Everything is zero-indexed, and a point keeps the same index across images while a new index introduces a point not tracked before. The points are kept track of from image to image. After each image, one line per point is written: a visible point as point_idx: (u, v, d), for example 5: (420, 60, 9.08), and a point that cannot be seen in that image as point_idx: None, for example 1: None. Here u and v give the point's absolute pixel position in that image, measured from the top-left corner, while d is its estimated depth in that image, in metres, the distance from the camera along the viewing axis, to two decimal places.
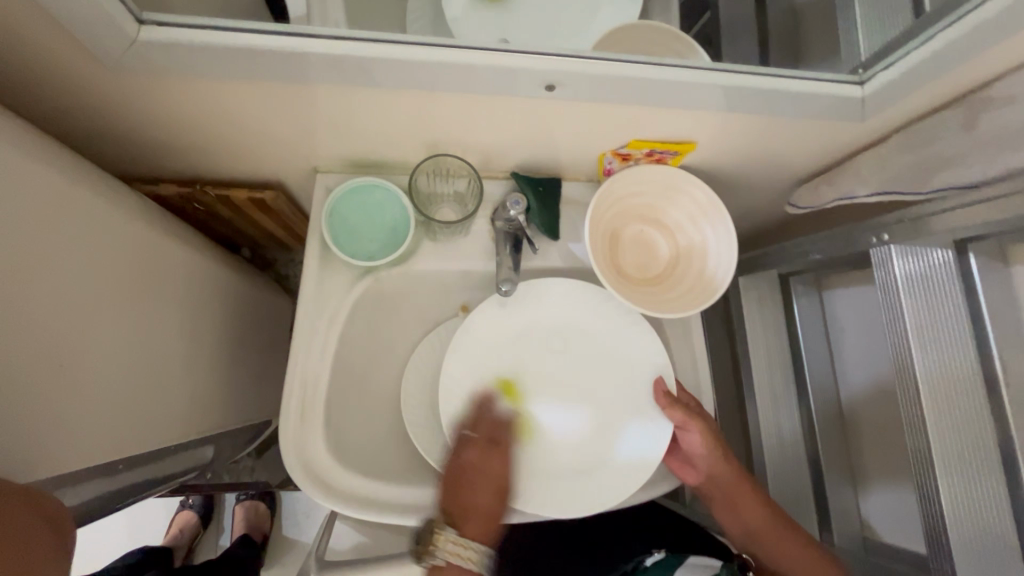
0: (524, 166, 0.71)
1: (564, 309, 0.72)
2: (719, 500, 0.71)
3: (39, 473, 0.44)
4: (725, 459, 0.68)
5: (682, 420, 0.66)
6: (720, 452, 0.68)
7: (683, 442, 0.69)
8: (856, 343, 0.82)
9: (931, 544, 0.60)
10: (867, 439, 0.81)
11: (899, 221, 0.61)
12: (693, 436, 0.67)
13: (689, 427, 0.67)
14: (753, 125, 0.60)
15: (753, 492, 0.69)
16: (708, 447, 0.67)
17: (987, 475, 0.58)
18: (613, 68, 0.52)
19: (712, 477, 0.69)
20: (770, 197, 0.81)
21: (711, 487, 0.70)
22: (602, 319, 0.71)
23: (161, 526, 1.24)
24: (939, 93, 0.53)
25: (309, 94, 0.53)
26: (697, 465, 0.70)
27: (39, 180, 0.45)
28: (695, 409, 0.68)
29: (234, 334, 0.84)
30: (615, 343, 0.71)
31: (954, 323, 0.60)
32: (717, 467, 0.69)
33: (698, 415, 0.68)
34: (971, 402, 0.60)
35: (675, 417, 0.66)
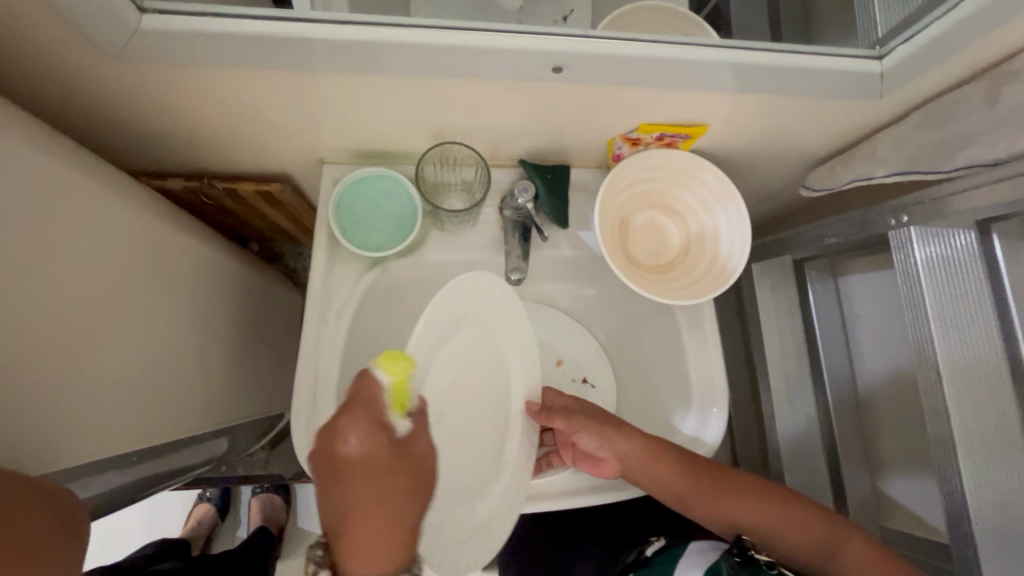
0: (531, 154, 0.70)
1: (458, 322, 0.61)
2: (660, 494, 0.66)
3: (55, 464, 0.45)
4: (623, 441, 0.65)
5: (563, 424, 0.64)
6: (615, 434, 0.65)
7: (581, 445, 0.66)
8: (873, 329, 0.81)
9: (954, 532, 0.58)
10: (885, 428, 0.80)
11: (920, 202, 0.60)
12: (583, 435, 0.65)
13: (572, 428, 0.65)
14: (766, 105, 0.59)
15: (673, 466, 0.66)
16: (603, 440, 0.65)
17: (1014, 463, 0.57)
18: (622, 47, 0.51)
19: (623, 465, 0.65)
20: (783, 180, 0.79)
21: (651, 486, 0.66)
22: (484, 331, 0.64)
23: (178, 518, 1.26)
24: (961, 66, 0.51)
25: (313, 82, 0.52)
26: (606, 459, 0.66)
27: (46, 173, 0.45)
28: (573, 406, 0.67)
29: (245, 327, 0.85)
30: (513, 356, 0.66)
31: (979, 308, 0.59)
32: (620, 448, 0.65)
33: (575, 409, 0.67)
34: (996, 389, 0.58)
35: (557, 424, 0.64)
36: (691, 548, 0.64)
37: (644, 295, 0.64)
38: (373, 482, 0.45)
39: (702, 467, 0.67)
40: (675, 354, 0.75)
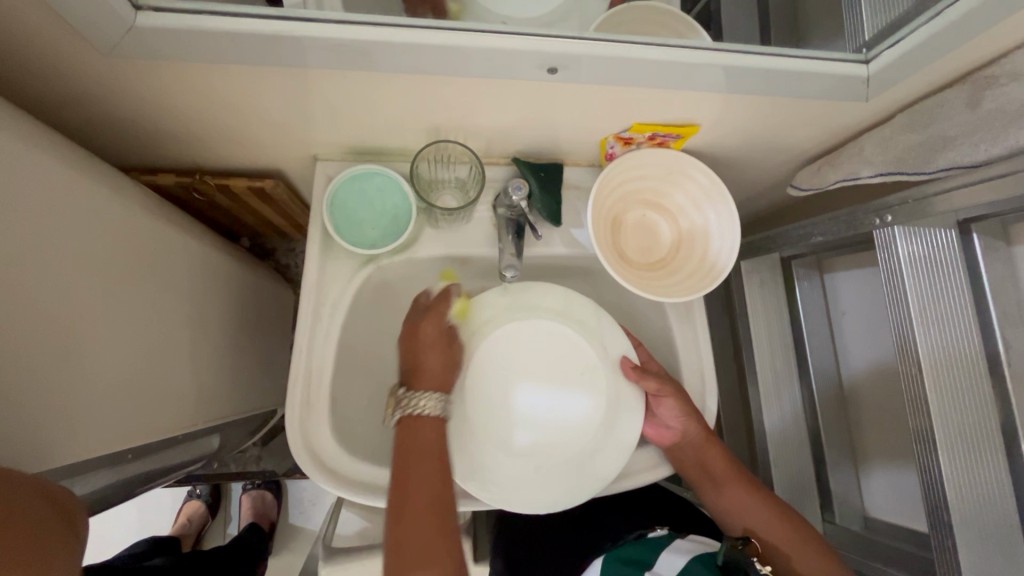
0: (525, 152, 0.71)
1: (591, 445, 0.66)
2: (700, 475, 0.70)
3: (49, 463, 0.45)
4: (697, 420, 0.69)
5: (657, 387, 0.67)
6: (694, 413, 0.69)
7: (658, 410, 0.70)
8: (859, 326, 0.82)
9: (933, 522, 0.60)
10: (868, 422, 0.82)
11: (904, 201, 0.61)
12: (670, 403, 0.68)
13: (664, 394, 0.68)
14: (756, 107, 0.60)
15: (719, 451, 0.70)
16: (686, 415, 0.69)
17: (990, 457, 0.59)
18: (615, 48, 0.51)
19: (684, 437, 0.70)
20: (772, 180, 0.81)
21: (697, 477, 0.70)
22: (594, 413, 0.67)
23: (168, 516, 1.25)
24: (943, 71, 0.53)
25: (308, 80, 0.52)
26: (670, 424, 0.70)
27: (38, 170, 0.45)
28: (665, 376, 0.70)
29: (237, 325, 0.84)
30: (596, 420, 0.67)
31: (965, 313, 0.60)
32: (689, 425, 0.69)
33: (674, 385, 0.69)
34: (975, 387, 0.59)
35: (648, 387, 0.67)
36: (677, 540, 0.65)
37: (636, 291, 0.65)
38: (430, 337, 0.63)
39: (750, 481, 0.70)
40: (667, 351, 0.76)
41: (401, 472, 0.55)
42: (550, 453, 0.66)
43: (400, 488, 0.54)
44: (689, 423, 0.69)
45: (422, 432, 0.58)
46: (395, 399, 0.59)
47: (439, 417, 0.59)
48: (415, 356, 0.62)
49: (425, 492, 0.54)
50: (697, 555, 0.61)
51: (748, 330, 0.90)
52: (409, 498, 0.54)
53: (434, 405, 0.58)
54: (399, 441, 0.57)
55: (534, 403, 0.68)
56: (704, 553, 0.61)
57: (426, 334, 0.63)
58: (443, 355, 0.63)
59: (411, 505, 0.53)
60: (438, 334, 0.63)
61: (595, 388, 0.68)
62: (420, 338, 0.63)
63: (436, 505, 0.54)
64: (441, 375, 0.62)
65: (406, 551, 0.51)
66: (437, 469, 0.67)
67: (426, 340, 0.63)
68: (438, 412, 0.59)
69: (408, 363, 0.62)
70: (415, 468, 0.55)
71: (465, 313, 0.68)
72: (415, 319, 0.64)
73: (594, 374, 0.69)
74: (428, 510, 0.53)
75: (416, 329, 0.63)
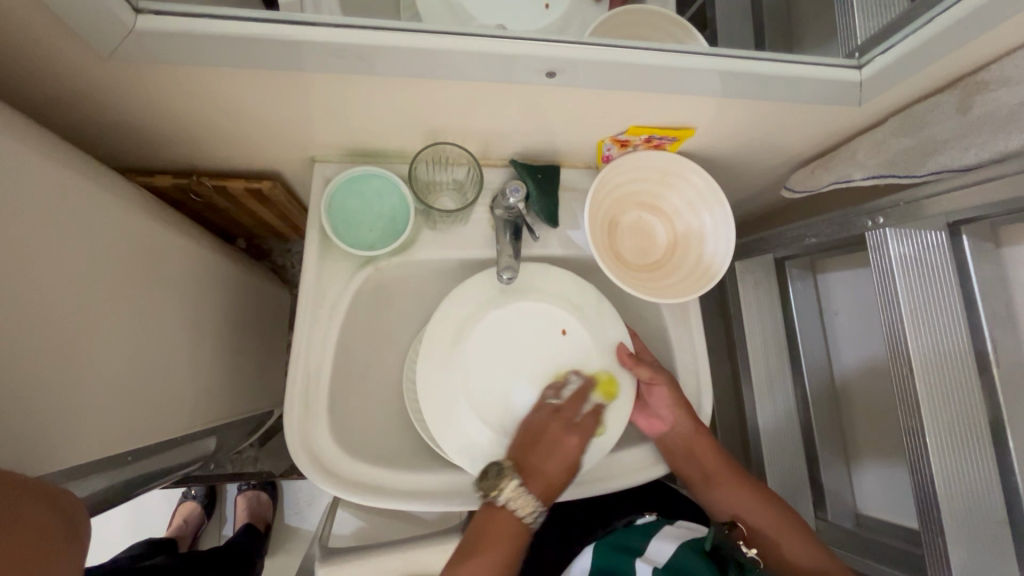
0: (522, 154, 0.72)
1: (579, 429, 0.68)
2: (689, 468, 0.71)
3: (49, 466, 0.45)
4: (690, 414, 0.70)
5: (651, 375, 0.69)
6: (686, 406, 0.70)
7: (650, 397, 0.72)
8: (852, 326, 0.84)
9: (924, 518, 0.61)
10: (860, 420, 0.83)
11: (895, 204, 0.63)
12: (661, 390, 0.70)
13: (657, 382, 0.70)
14: (750, 110, 0.61)
15: (711, 446, 0.71)
16: (677, 404, 0.70)
17: (978, 454, 0.60)
18: (613, 53, 0.52)
19: (675, 429, 0.71)
20: (766, 181, 0.82)
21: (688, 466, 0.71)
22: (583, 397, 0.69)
23: (163, 517, 1.25)
24: (934, 76, 0.54)
25: (307, 83, 0.52)
26: (662, 414, 0.72)
27: (36, 172, 0.45)
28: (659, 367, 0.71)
29: (234, 326, 0.84)
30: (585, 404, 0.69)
31: (950, 307, 0.61)
32: (681, 417, 0.70)
33: (667, 375, 0.71)
34: (965, 384, 0.61)
35: (642, 375, 0.69)
36: (667, 527, 0.67)
37: (632, 292, 0.66)
38: (552, 439, 0.65)
39: (737, 468, 0.72)
40: (663, 351, 0.77)
41: (477, 541, 0.60)
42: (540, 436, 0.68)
43: (473, 558, 0.59)
44: (680, 411, 0.70)
45: (506, 521, 0.61)
46: (503, 479, 0.62)
47: (523, 521, 0.61)
48: (524, 456, 0.64)
49: (491, 554, 0.59)
50: (684, 541, 0.63)
51: (742, 330, 0.91)
52: (471, 571, 0.58)
53: (516, 496, 0.61)
54: (487, 520, 0.61)
55: (528, 385, 0.70)
56: (691, 539, 0.63)
57: (563, 445, 0.65)
58: (552, 450, 0.64)
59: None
60: (581, 421, 0.66)
61: (588, 373, 0.70)
62: (537, 436, 0.65)
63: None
64: (554, 486, 0.63)
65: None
66: (436, 468, 0.68)
67: (552, 445, 0.65)
68: (529, 522, 0.62)
69: (519, 451, 0.64)
70: (490, 547, 0.60)
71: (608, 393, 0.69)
72: (554, 413, 0.67)
73: (589, 359, 0.71)
74: (499, 574, 0.59)
75: (546, 428, 0.66)
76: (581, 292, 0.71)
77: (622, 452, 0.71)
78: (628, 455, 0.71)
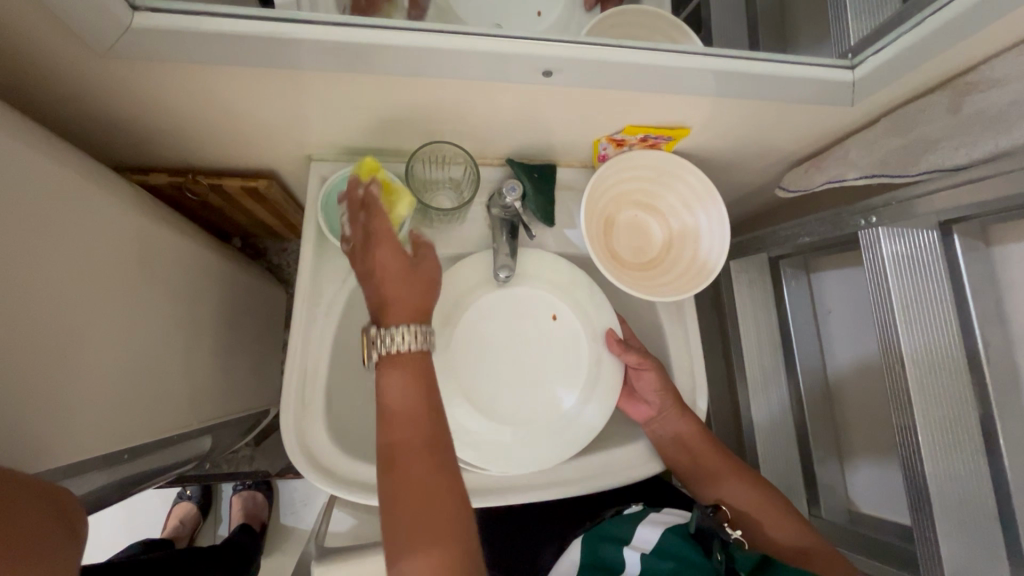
0: (518, 153, 0.72)
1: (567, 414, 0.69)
2: (684, 459, 0.70)
3: (45, 464, 0.45)
4: (678, 403, 0.71)
5: (639, 360, 0.69)
6: (674, 395, 0.71)
7: (638, 382, 0.72)
8: (845, 324, 0.84)
9: (915, 514, 0.62)
10: (853, 417, 0.84)
11: (888, 203, 0.63)
12: (649, 375, 0.70)
13: (644, 366, 0.70)
14: (746, 110, 0.61)
15: (705, 438, 0.71)
16: (665, 390, 0.71)
17: (968, 449, 0.61)
18: (609, 53, 0.52)
19: (665, 416, 0.71)
20: (760, 181, 0.82)
21: (676, 453, 0.71)
22: (572, 383, 0.70)
23: (158, 517, 1.24)
24: (925, 77, 0.54)
25: (304, 81, 0.52)
26: (651, 402, 0.72)
27: (33, 170, 0.45)
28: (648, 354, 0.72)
29: (229, 324, 0.84)
30: (573, 390, 0.70)
31: (941, 299, 0.62)
32: (670, 405, 0.71)
33: (655, 360, 0.71)
34: (956, 382, 0.62)
35: (630, 360, 0.69)
36: (653, 513, 0.66)
37: (627, 289, 0.66)
38: (375, 272, 0.53)
39: (723, 451, 0.72)
40: (658, 349, 0.77)
41: (393, 443, 0.48)
42: (533, 419, 0.68)
43: (397, 462, 0.47)
44: (666, 396, 0.71)
45: (392, 389, 0.50)
46: (368, 340, 0.51)
47: (424, 350, 0.51)
48: (379, 289, 0.53)
49: (420, 459, 0.47)
50: (671, 526, 0.62)
51: (737, 328, 0.92)
52: (404, 471, 0.47)
53: (411, 342, 0.50)
54: (381, 390, 0.50)
55: (517, 371, 0.71)
56: (679, 524, 0.62)
57: (382, 260, 0.53)
58: (392, 280, 0.53)
59: (418, 492, 0.46)
60: (380, 227, 0.55)
61: (580, 358, 0.71)
62: (371, 262, 0.53)
63: (444, 493, 0.47)
64: (411, 303, 0.52)
65: (407, 532, 0.45)
66: None
67: (383, 267, 0.53)
68: (420, 346, 0.51)
69: (369, 284, 0.53)
70: (405, 430, 0.48)
71: (384, 186, 0.60)
72: (365, 242, 0.55)
73: (580, 345, 0.72)
74: (427, 457, 0.48)
75: (356, 255, 0.55)
76: (572, 276, 0.72)
77: (619, 450, 0.71)
78: (625, 451, 0.71)
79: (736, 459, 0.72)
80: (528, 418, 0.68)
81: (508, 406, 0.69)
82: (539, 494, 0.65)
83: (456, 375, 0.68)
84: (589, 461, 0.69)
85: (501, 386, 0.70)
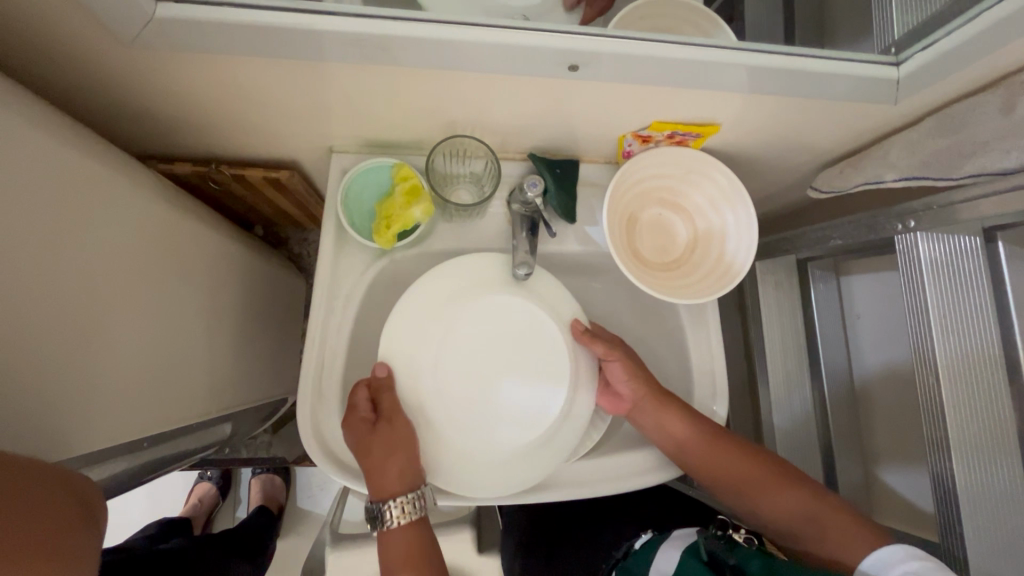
0: (541, 147, 0.70)
1: (535, 417, 0.65)
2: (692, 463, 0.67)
3: (68, 447, 0.46)
4: (656, 396, 0.67)
5: (604, 351, 0.66)
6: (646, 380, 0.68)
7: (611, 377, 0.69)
8: (876, 328, 0.81)
9: (943, 531, 0.60)
10: (880, 428, 0.81)
11: (928, 208, 0.61)
12: (616, 366, 0.67)
13: (611, 358, 0.67)
14: (781, 107, 0.59)
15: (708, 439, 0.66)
16: (637, 380, 0.68)
17: (1004, 458, 0.58)
18: (637, 47, 0.50)
19: (647, 410, 0.68)
20: (792, 180, 0.79)
21: (678, 454, 0.67)
22: (537, 382, 0.66)
23: (181, 496, 1.28)
24: (976, 74, 0.51)
25: (328, 73, 0.52)
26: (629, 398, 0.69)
27: (60, 158, 0.46)
28: (615, 342, 0.69)
29: (250, 313, 0.85)
30: (540, 387, 0.66)
31: (978, 304, 0.59)
32: (645, 398, 0.68)
33: (622, 349, 0.69)
34: (992, 391, 0.58)
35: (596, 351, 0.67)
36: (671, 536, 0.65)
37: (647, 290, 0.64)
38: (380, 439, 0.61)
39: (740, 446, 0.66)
40: (678, 351, 0.76)
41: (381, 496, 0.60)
42: (494, 423, 0.65)
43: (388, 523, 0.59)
44: (642, 390, 0.68)
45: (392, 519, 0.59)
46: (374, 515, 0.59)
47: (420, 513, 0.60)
48: (371, 470, 0.60)
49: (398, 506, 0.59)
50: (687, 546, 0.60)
51: (761, 332, 0.89)
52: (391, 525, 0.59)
53: (412, 509, 0.59)
54: (382, 544, 0.59)
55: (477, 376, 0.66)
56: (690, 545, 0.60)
57: (384, 437, 0.61)
58: (391, 446, 0.61)
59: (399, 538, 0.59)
60: (385, 404, 0.62)
61: (552, 355, 0.67)
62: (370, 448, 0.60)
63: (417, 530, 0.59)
64: (401, 471, 0.60)
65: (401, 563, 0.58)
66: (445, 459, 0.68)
67: (386, 441, 0.60)
68: (415, 515, 0.60)
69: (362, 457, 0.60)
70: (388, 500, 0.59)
71: (408, 179, 0.66)
72: (361, 416, 0.61)
73: (555, 340, 0.67)
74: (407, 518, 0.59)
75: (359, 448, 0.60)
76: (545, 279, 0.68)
77: (631, 454, 0.70)
78: (642, 453, 0.70)
79: (755, 453, 0.65)
80: (489, 423, 0.64)
81: (470, 412, 0.65)
82: (550, 494, 0.65)
83: (419, 371, 0.65)
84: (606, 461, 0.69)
85: (467, 393, 0.65)
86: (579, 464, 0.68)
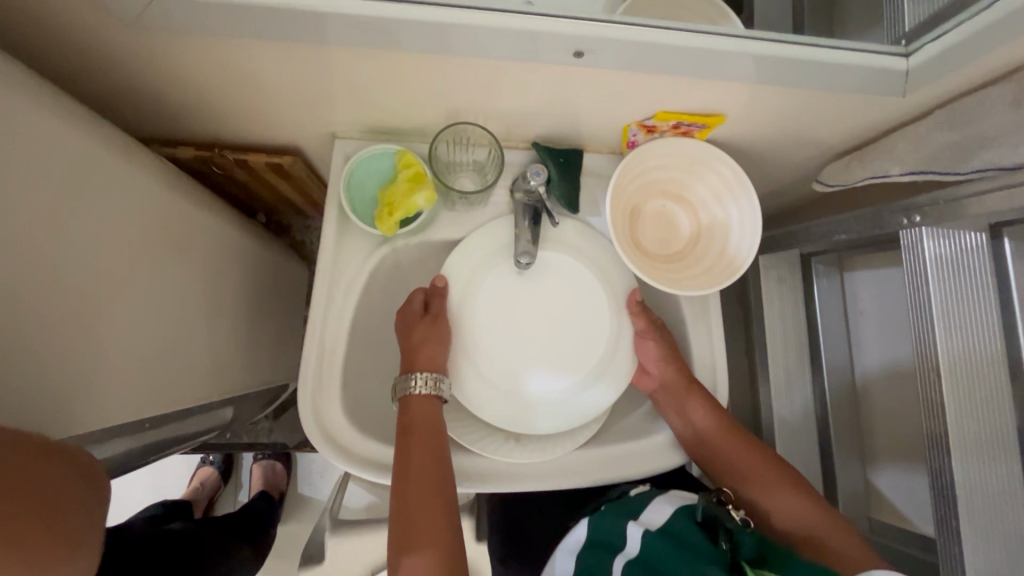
0: (545, 137, 0.70)
1: (572, 386, 0.69)
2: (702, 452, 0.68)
3: (68, 427, 0.47)
4: (681, 381, 0.69)
5: (645, 327, 0.70)
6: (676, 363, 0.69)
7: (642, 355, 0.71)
8: (877, 325, 0.81)
9: (941, 527, 0.60)
10: (880, 424, 0.81)
11: (934, 202, 0.59)
12: (650, 345, 0.70)
13: (649, 335, 0.70)
14: (787, 99, 0.58)
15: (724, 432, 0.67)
16: (667, 363, 0.69)
17: (1004, 453, 0.58)
18: (642, 34, 0.50)
19: (669, 392, 0.70)
20: (798, 174, 0.79)
21: (691, 441, 0.69)
22: (578, 355, 0.70)
23: (182, 480, 1.29)
24: (987, 67, 0.50)
25: (330, 57, 0.51)
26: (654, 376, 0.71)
27: (62, 138, 0.45)
28: (658, 324, 0.71)
29: (252, 299, 0.85)
30: (581, 361, 0.70)
31: (983, 302, 0.59)
32: (671, 380, 0.69)
33: (659, 329, 0.71)
34: (994, 389, 0.59)
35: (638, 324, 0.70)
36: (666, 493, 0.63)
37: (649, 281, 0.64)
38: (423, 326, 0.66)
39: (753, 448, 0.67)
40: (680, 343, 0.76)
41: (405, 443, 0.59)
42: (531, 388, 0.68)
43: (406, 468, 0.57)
44: (669, 373, 0.69)
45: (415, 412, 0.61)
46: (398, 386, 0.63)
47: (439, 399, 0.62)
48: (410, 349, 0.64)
49: (421, 455, 0.58)
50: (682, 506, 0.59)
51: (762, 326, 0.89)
52: (411, 473, 0.57)
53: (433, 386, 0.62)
54: (404, 433, 0.60)
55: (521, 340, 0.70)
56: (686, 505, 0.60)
57: (428, 325, 0.66)
58: (433, 334, 0.65)
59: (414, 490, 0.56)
60: (435, 302, 0.68)
61: (595, 333, 0.71)
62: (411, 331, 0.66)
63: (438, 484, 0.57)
64: (435, 358, 0.64)
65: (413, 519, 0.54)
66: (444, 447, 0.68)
67: (429, 329, 0.65)
68: (432, 393, 0.62)
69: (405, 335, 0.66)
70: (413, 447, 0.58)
71: (412, 166, 0.66)
72: (413, 307, 0.68)
73: (599, 317, 0.71)
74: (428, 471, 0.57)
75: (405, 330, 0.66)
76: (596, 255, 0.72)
77: (634, 444, 0.70)
78: (642, 444, 0.70)
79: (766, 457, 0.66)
80: (526, 387, 0.68)
81: (509, 374, 0.68)
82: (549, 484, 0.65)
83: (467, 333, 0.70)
84: (607, 452, 0.69)
85: (509, 354, 0.69)
86: (579, 453, 0.68)
